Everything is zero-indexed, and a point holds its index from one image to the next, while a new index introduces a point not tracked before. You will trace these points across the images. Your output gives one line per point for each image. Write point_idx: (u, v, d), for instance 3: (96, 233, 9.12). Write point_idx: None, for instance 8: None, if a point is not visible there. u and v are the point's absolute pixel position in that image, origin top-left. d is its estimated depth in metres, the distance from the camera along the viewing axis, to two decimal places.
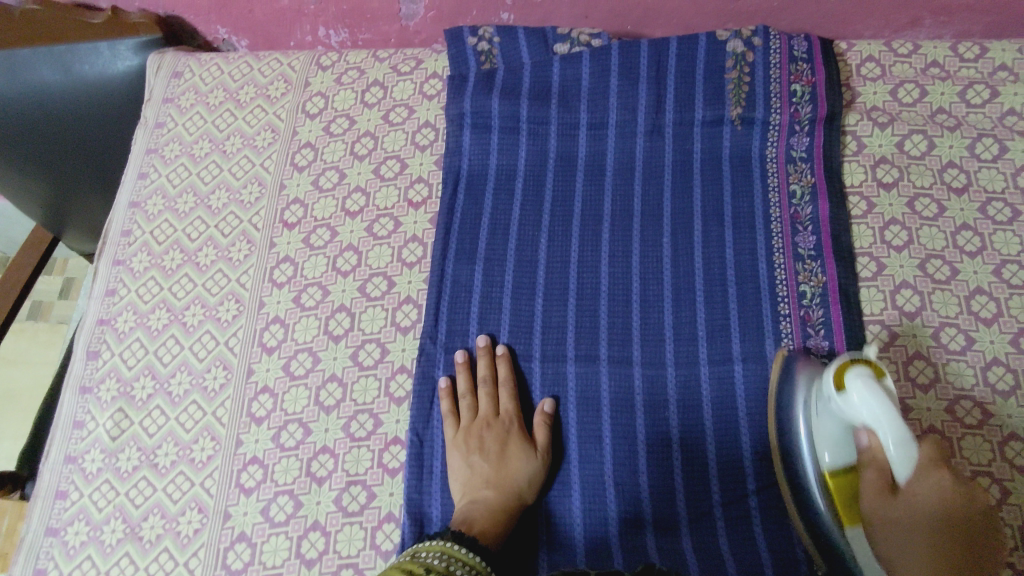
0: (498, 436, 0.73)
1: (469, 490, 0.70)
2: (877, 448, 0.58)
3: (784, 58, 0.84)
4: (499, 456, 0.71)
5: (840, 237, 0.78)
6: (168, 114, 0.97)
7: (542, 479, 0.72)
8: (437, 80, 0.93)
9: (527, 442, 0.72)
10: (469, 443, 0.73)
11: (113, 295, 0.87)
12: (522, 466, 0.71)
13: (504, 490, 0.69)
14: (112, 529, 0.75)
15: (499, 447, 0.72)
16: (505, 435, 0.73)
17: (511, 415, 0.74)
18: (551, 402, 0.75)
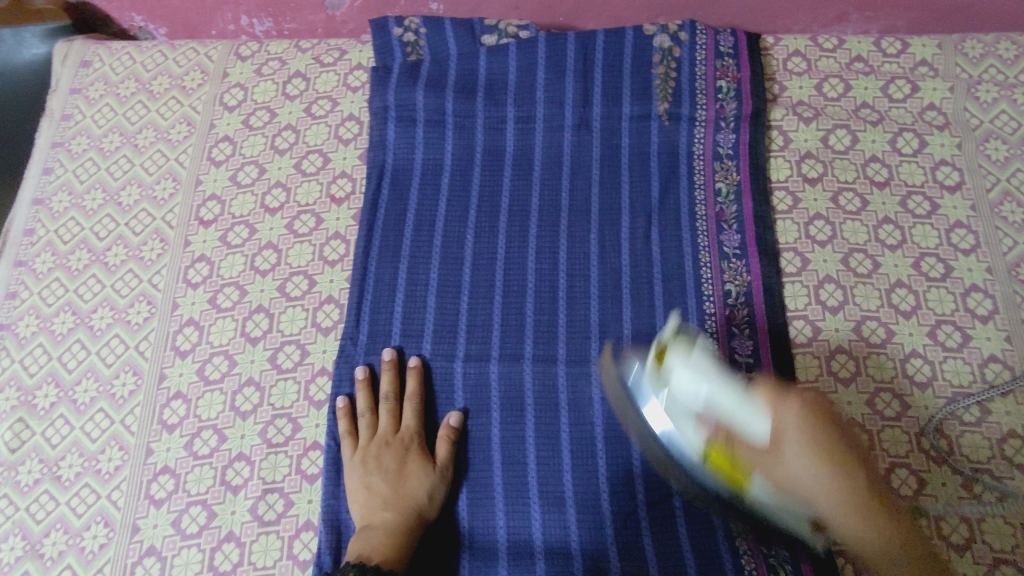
0: (397, 455, 0.70)
1: (367, 512, 0.67)
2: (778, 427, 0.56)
3: (709, 54, 0.85)
4: (397, 474, 0.69)
5: (765, 235, 0.78)
6: (75, 106, 0.92)
7: (444, 494, 0.70)
8: (362, 72, 0.90)
9: (427, 458, 0.70)
10: (367, 465, 0.69)
11: (13, 298, 0.82)
12: (423, 485, 0.68)
13: (403, 510, 0.67)
14: (11, 547, 0.71)
15: (397, 466, 0.69)
16: (404, 454, 0.70)
17: (412, 433, 0.71)
18: (456, 416, 0.72)
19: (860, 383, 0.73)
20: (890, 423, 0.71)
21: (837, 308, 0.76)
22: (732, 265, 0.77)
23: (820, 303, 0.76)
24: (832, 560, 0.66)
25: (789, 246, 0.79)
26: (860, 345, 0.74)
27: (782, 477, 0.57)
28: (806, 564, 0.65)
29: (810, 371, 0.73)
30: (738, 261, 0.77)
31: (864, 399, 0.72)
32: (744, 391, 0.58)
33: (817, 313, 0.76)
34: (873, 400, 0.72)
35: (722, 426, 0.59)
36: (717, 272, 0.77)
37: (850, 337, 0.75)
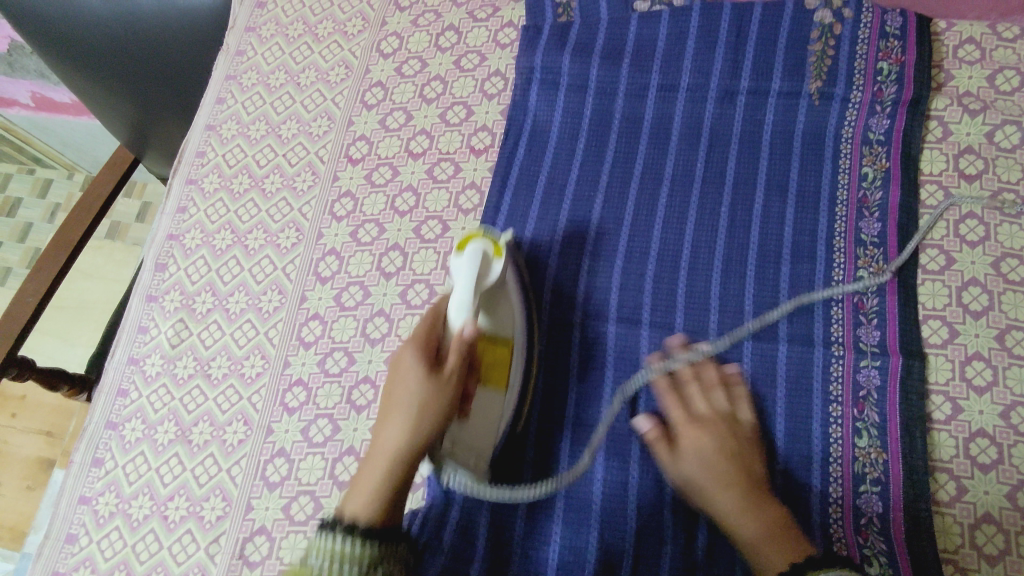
0: (410, 421, 0.63)
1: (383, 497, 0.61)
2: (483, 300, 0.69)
3: (873, 34, 0.81)
4: (380, 417, 0.65)
5: (908, 227, 0.76)
6: (248, 43, 1.00)
7: (416, 454, 0.63)
8: (512, 29, 0.92)
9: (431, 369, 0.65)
10: (383, 430, 0.65)
11: (183, 213, 0.92)
12: (388, 435, 0.64)
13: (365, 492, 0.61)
14: (165, 430, 0.80)
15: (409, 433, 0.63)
16: (422, 426, 0.63)
17: (421, 447, 0.63)
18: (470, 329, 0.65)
19: (996, 393, 0.70)
20: None
21: (980, 313, 0.73)
22: (868, 252, 0.75)
23: (961, 305, 0.73)
24: (937, 566, 0.65)
25: (934, 243, 0.76)
26: (1001, 354, 0.71)
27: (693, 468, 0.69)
28: (907, 564, 0.65)
29: (940, 373, 0.71)
30: (875, 248, 0.75)
31: (998, 411, 0.69)
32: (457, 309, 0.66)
33: (957, 315, 0.73)
34: (1008, 414, 0.69)
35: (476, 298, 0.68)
36: (851, 259, 0.75)
37: (991, 344, 0.71)
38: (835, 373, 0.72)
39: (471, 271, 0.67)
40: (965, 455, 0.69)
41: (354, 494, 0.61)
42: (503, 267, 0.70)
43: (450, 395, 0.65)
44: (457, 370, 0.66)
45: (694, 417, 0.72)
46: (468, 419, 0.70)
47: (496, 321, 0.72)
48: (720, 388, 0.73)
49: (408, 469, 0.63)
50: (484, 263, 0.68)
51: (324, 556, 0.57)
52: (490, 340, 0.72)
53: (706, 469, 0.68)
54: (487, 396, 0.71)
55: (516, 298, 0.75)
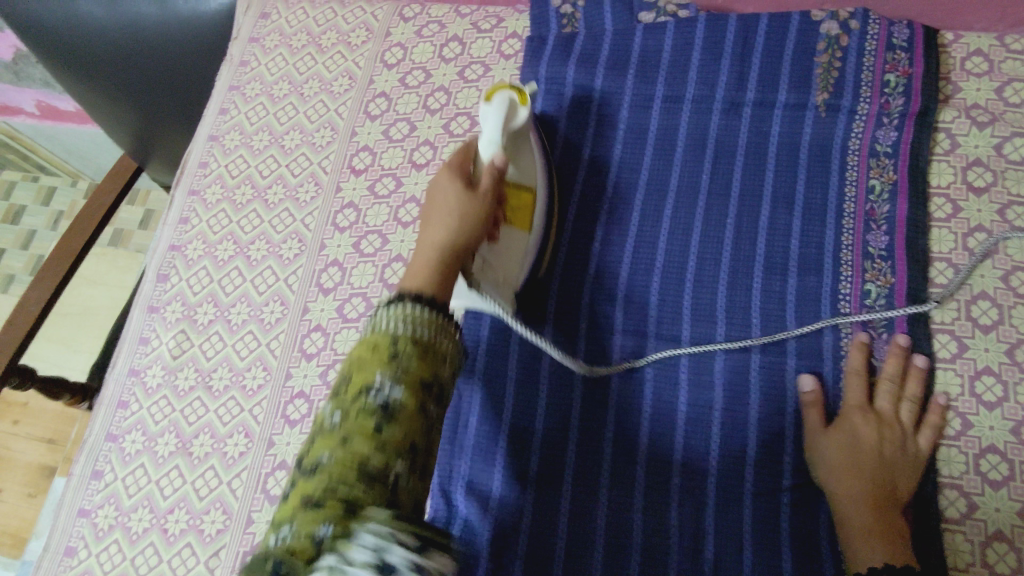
0: (461, 189, 0.63)
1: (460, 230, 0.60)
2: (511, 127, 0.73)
3: (880, 45, 0.80)
4: (422, 216, 0.62)
5: (916, 241, 0.75)
6: (252, 54, 1.00)
7: (467, 245, 0.60)
8: (517, 40, 0.92)
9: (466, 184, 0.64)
10: (433, 203, 0.63)
11: (186, 223, 0.91)
12: (447, 195, 0.62)
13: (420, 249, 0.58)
14: (165, 442, 0.80)
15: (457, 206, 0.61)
16: (471, 197, 0.62)
17: (489, 197, 0.64)
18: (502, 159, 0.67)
19: (1007, 409, 0.69)
20: None
21: (989, 327, 0.72)
22: (875, 265, 0.74)
23: (970, 319, 0.72)
24: None
25: (942, 257, 0.75)
26: (1012, 369, 0.70)
27: (841, 457, 0.66)
28: None
29: (949, 389, 0.70)
30: (882, 261, 0.74)
31: (1009, 428, 0.68)
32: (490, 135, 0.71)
33: (966, 330, 0.72)
34: (1019, 430, 0.68)
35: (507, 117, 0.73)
36: (858, 272, 0.74)
37: (1001, 359, 0.70)
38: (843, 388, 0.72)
39: (498, 112, 0.72)
40: (975, 472, 0.68)
41: (424, 238, 0.59)
42: (529, 111, 0.75)
43: (486, 207, 0.63)
44: (491, 189, 0.64)
45: (878, 409, 0.70)
46: (498, 246, 0.72)
47: (521, 171, 0.75)
48: (914, 402, 0.69)
49: (460, 258, 0.59)
50: (511, 109, 0.74)
51: (398, 320, 0.48)
52: (517, 187, 0.75)
53: (843, 471, 0.66)
54: (512, 233, 0.73)
55: (540, 194, 0.77)
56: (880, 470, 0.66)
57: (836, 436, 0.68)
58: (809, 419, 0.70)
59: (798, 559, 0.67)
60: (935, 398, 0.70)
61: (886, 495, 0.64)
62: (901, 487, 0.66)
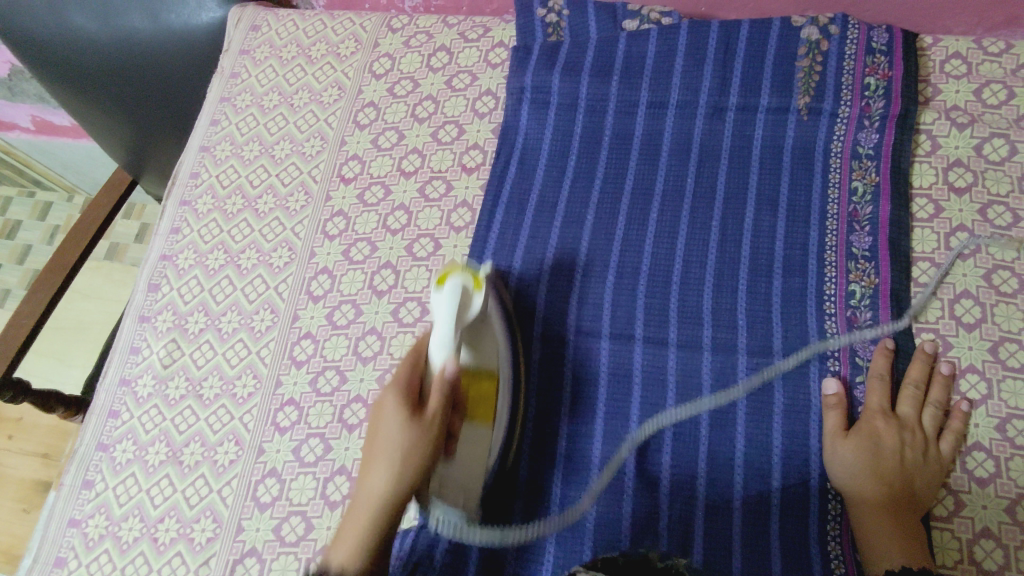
0: (413, 438, 0.63)
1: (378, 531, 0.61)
2: (467, 305, 0.69)
3: (860, 49, 0.81)
4: (363, 463, 0.64)
5: (899, 241, 0.76)
6: (242, 66, 1.01)
7: (406, 495, 0.62)
8: (503, 49, 0.93)
9: (413, 412, 0.64)
10: (365, 484, 0.63)
11: (177, 233, 0.92)
12: (377, 478, 0.62)
13: (362, 522, 0.61)
14: (156, 451, 0.80)
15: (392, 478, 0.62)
16: (412, 450, 0.63)
17: (427, 459, 0.63)
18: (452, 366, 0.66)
19: (991, 406, 0.69)
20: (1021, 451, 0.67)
21: (973, 325, 0.72)
22: (859, 265, 0.75)
23: (953, 317, 0.73)
24: None
25: (924, 256, 0.76)
26: (995, 366, 0.70)
27: (862, 453, 0.67)
28: None
29: None
30: (866, 262, 0.75)
31: (994, 425, 0.69)
32: (444, 339, 0.67)
33: (950, 328, 0.72)
34: (1004, 426, 0.68)
35: (462, 298, 0.68)
36: (842, 272, 0.75)
37: (985, 357, 0.71)
38: None
39: (452, 305, 0.67)
40: (962, 469, 0.68)
41: (370, 480, 0.62)
42: (485, 296, 0.70)
43: (434, 433, 0.64)
44: (440, 411, 0.65)
45: (899, 415, 0.70)
46: (457, 456, 0.70)
47: (479, 355, 0.73)
48: (936, 409, 0.69)
49: (398, 510, 0.62)
50: (464, 299, 0.69)
51: None
52: (475, 375, 0.72)
53: (865, 471, 0.67)
54: (475, 431, 0.71)
55: (500, 331, 0.75)
56: (901, 478, 0.66)
57: (862, 433, 0.68)
58: (827, 421, 0.70)
59: (787, 557, 0.67)
60: (957, 404, 0.70)
61: (903, 494, 0.66)
62: (918, 485, 0.66)
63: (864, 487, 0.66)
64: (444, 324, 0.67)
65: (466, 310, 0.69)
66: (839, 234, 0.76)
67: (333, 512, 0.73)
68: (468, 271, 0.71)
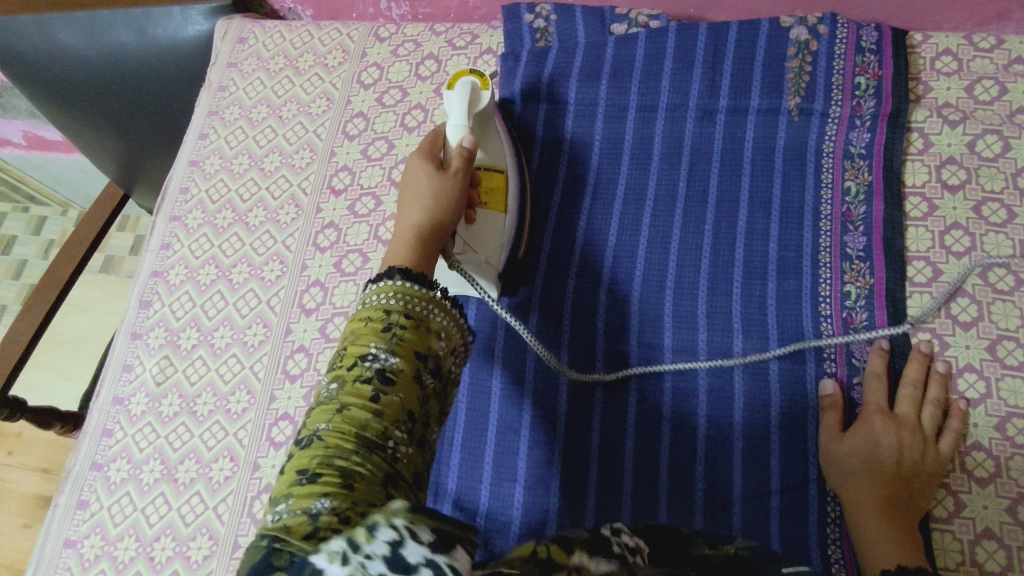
0: (434, 176, 0.66)
1: (431, 211, 0.63)
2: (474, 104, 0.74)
3: (850, 48, 0.81)
4: (399, 198, 0.66)
5: (893, 240, 0.75)
6: (230, 79, 1.01)
7: (445, 203, 0.64)
8: (491, 56, 0.93)
9: (436, 164, 0.67)
10: (406, 195, 0.66)
11: (168, 249, 0.92)
12: (421, 179, 0.66)
13: (404, 237, 0.62)
14: (151, 470, 0.79)
15: (432, 198, 0.64)
16: (444, 182, 0.65)
17: (459, 178, 0.67)
18: (471, 141, 0.69)
19: (990, 405, 0.69)
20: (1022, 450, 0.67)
21: (969, 324, 0.72)
22: (854, 266, 0.74)
23: (950, 317, 0.72)
24: None
25: (919, 255, 0.75)
26: (993, 365, 0.70)
27: (859, 452, 0.66)
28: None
29: None
30: (861, 262, 0.74)
31: (993, 424, 0.68)
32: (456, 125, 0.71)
33: (947, 328, 0.72)
34: (1004, 426, 0.68)
35: (471, 91, 0.74)
36: (837, 274, 0.75)
37: (982, 356, 0.70)
38: None
39: (462, 98, 0.73)
40: (962, 470, 0.67)
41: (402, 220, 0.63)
42: (492, 92, 0.76)
43: (459, 185, 0.66)
44: (463, 167, 0.67)
45: (897, 415, 0.69)
46: (476, 226, 0.75)
47: (490, 154, 0.78)
48: (933, 408, 0.68)
49: (436, 238, 0.63)
50: (474, 93, 0.75)
51: (380, 297, 0.53)
52: (488, 171, 0.77)
53: (862, 470, 0.65)
54: (490, 215, 0.76)
55: (512, 174, 0.80)
56: (896, 475, 0.65)
57: (859, 432, 0.67)
58: (825, 420, 0.69)
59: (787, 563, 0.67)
60: (954, 404, 0.69)
61: (900, 494, 0.64)
62: (918, 484, 0.65)
63: (860, 485, 0.65)
64: (456, 115, 0.72)
65: (474, 108, 0.74)
66: (832, 235, 0.76)
67: None
68: (474, 74, 0.77)
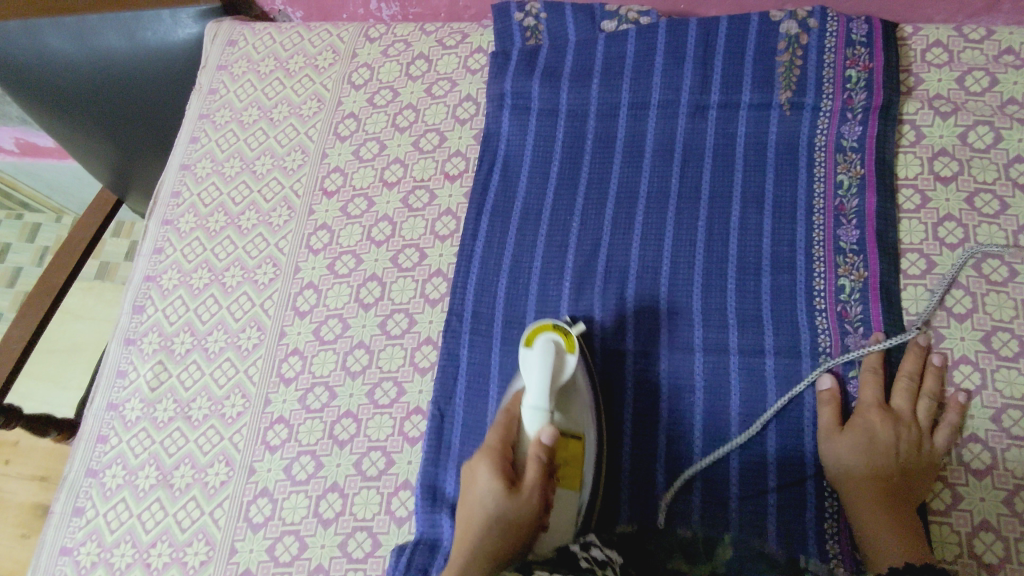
0: (507, 505, 0.62)
1: (486, 558, 0.61)
2: (558, 376, 0.68)
3: (840, 42, 0.81)
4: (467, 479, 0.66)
5: (887, 233, 0.75)
6: (220, 81, 1.00)
7: (505, 547, 0.62)
8: (482, 55, 0.92)
9: (508, 481, 0.63)
10: (467, 527, 0.64)
11: (160, 253, 0.91)
12: (483, 491, 0.63)
13: (455, 562, 0.61)
14: (146, 475, 0.79)
15: (503, 521, 0.62)
16: (512, 516, 0.62)
17: (533, 509, 0.63)
18: (551, 433, 0.64)
19: (986, 397, 0.69)
20: (1018, 442, 0.67)
21: (964, 316, 0.71)
22: (848, 260, 0.74)
23: (945, 309, 0.72)
24: None
25: (914, 247, 0.75)
26: (988, 357, 0.70)
27: (856, 449, 0.66)
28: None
29: None
30: (855, 256, 0.74)
31: (989, 416, 0.68)
32: (536, 411, 0.66)
33: (941, 320, 0.72)
34: (1000, 417, 0.68)
35: (557, 354, 0.69)
36: (831, 268, 0.74)
37: (977, 347, 0.70)
38: None
39: (544, 367, 0.67)
40: (959, 462, 0.67)
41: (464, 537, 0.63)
42: (578, 357, 0.69)
43: (535, 506, 0.63)
44: (538, 480, 0.63)
45: (895, 409, 0.69)
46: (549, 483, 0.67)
47: (570, 416, 0.70)
48: (931, 400, 0.68)
49: (501, 534, 0.62)
50: (558, 357, 0.68)
51: None
52: (564, 437, 0.70)
53: (859, 469, 0.66)
54: (563, 491, 0.68)
55: (590, 432, 0.70)
56: (896, 472, 0.65)
57: (856, 429, 0.68)
58: (821, 417, 0.69)
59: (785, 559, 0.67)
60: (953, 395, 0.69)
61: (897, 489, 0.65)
62: (913, 479, 0.65)
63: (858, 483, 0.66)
64: (535, 390, 0.67)
65: (558, 353, 0.69)
66: (825, 230, 0.76)
67: (327, 530, 0.72)
68: (560, 330, 0.71)
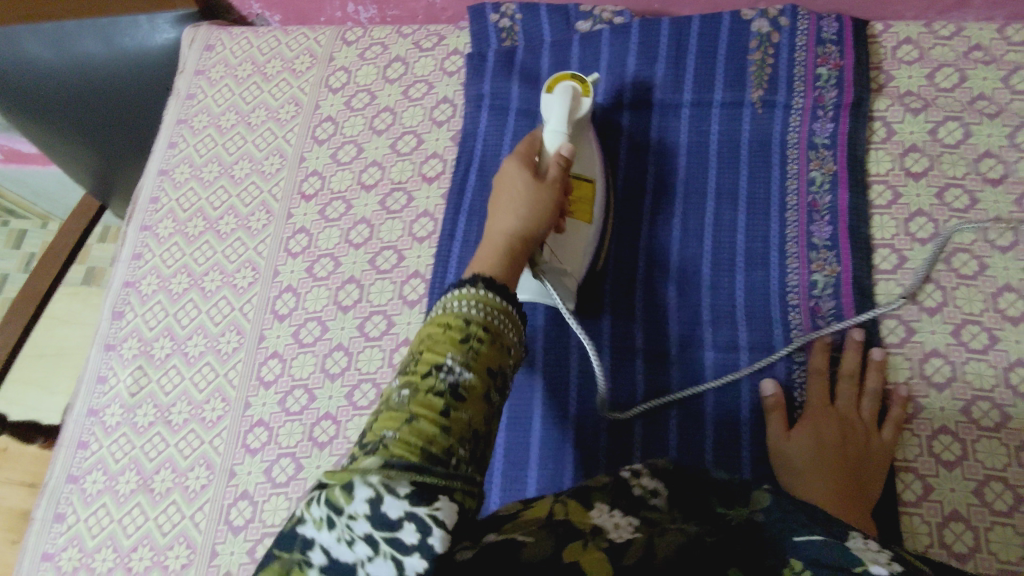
0: (530, 180, 0.64)
1: (528, 221, 0.61)
2: (575, 109, 0.75)
3: (811, 40, 0.81)
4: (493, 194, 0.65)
5: (858, 228, 0.76)
6: (198, 86, 1.00)
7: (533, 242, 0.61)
8: (458, 57, 0.93)
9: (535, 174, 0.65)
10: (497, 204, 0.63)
11: (140, 259, 0.91)
12: (517, 186, 0.63)
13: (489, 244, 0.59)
14: (127, 480, 0.79)
15: (528, 201, 0.62)
16: (539, 191, 0.63)
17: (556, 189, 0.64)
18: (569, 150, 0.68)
19: (956, 388, 0.69)
20: (987, 433, 0.67)
21: (935, 309, 0.72)
22: (820, 256, 0.75)
23: (916, 303, 0.73)
24: None
25: (885, 243, 0.76)
26: (958, 350, 0.71)
27: (806, 451, 0.66)
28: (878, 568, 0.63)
29: (900, 373, 0.71)
30: (827, 252, 0.75)
31: (959, 407, 0.69)
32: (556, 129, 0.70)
33: (912, 314, 0.73)
34: (970, 409, 0.68)
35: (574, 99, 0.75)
36: (804, 264, 0.75)
37: (948, 340, 0.71)
38: (799, 379, 0.72)
39: (563, 101, 0.73)
40: (929, 454, 0.68)
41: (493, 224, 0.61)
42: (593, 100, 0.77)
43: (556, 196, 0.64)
44: (558, 177, 0.65)
45: (840, 409, 0.70)
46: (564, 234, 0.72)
47: (581, 165, 0.76)
48: (873, 398, 0.70)
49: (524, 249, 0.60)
50: (575, 99, 0.75)
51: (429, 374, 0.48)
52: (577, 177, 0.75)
53: (818, 467, 0.65)
54: (577, 224, 0.73)
55: (601, 184, 0.77)
56: (849, 467, 0.65)
57: (801, 433, 0.68)
58: (771, 424, 0.69)
59: None
60: (895, 390, 0.70)
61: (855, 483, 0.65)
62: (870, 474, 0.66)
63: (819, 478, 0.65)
64: (554, 116, 0.72)
65: (575, 94, 0.75)
66: (797, 226, 0.77)
67: None
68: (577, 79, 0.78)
